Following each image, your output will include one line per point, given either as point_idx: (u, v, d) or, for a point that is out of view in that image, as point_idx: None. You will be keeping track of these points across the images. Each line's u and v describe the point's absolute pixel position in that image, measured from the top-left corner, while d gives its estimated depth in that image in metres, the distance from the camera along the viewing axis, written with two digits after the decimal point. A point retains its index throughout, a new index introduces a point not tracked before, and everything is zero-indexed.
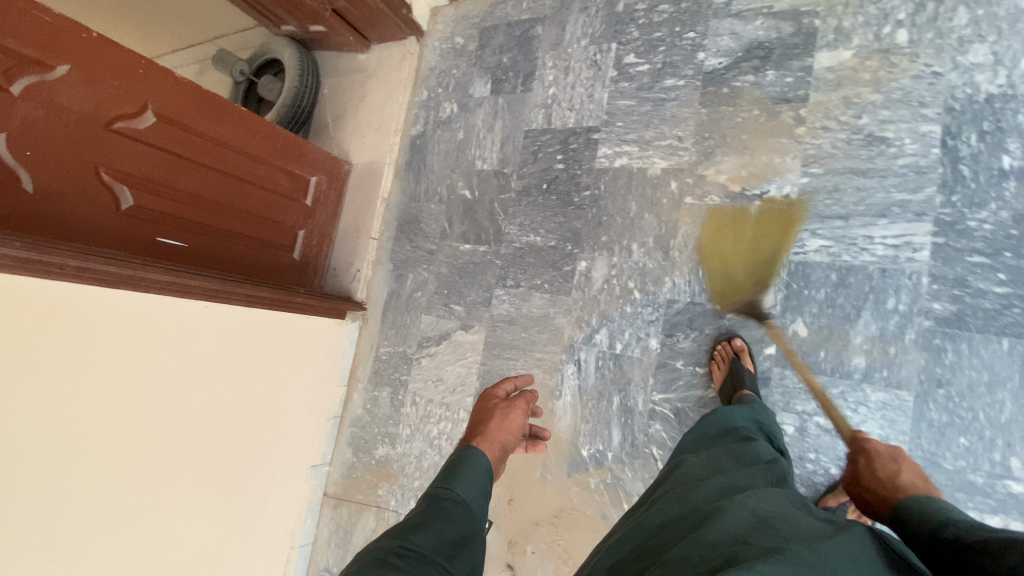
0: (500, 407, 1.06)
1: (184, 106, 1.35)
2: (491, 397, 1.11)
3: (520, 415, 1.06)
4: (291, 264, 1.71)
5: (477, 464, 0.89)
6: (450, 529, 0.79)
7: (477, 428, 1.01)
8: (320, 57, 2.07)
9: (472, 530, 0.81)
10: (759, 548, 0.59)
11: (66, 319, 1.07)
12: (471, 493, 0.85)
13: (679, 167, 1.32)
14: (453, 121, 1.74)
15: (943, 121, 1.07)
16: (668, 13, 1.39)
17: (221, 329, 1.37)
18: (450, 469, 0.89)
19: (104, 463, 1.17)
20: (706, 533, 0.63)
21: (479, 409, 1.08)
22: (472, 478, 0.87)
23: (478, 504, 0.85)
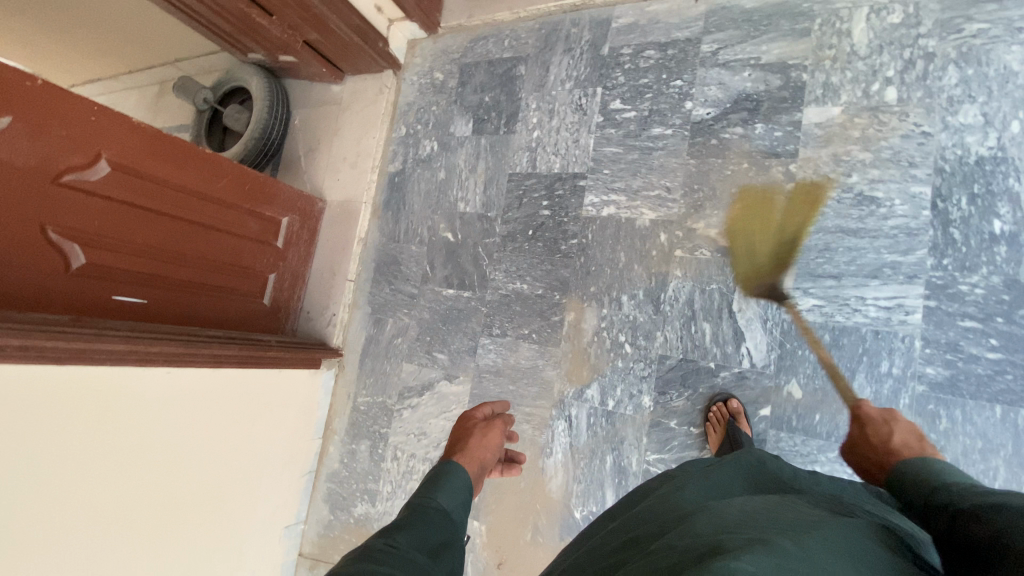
0: (479, 424, 1.11)
1: (142, 154, 1.25)
2: (469, 417, 1.15)
3: (497, 435, 1.10)
4: (261, 310, 1.62)
5: (459, 477, 0.88)
6: (431, 533, 0.75)
7: (455, 447, 1.04)
8: (291, 86, 1.98)
9: (453, 540, 0.78)
10: (744, 537, 0.54)
11: (11, 401, 0.97)
12: (452, 504, 0.83)
13: (669, 219, 1.30)
14: (433, 160, 1.68)
15: (933, 182, 1.07)
16: (654, 59, 1.37)
17: (185, 394, 1.27)
18: (433, 479, 0.87)
19: (57, 556, 1.06)
20: (691, 526, 0.59)
21: (456, 431, 1.11)
22: (454, 488, 0.85)
23: (458, 515, 0.83)
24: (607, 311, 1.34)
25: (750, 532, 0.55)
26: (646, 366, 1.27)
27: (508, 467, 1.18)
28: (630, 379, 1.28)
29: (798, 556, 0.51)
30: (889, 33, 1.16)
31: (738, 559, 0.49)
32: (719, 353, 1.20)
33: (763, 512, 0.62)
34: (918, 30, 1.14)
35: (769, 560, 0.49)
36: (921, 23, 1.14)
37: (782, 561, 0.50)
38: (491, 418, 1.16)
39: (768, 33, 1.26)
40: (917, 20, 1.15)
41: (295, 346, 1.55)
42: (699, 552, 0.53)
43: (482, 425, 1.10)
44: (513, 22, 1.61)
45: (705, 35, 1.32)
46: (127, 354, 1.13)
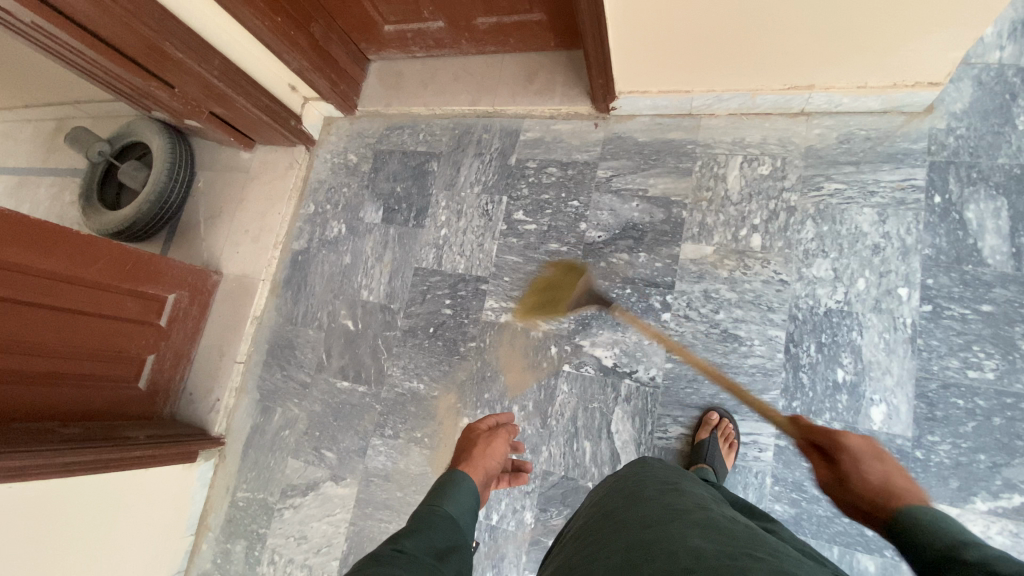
0: (483, 434, 1.07)
1: (4, 242, 1.14)
2: (473, 427, 1.12)
3: (503, 443, 1.06)
4: (135, 395, 1.50)
5: (468, 485, 0.90)
6: (439, 538, 0.77)
7: (459, 459, 1.01)
8: (198, 146, 1.89)
9: (460, 542, 0.80)
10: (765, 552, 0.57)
11: None
12: (459, 510, 0.85)
13: (560, 333, 1.34)
14: (340, 243, 1.66)
15: (787, 328, 1.18)
16: (555, 176, 1.44)
17: (25, 508, 1.16)
18: (442, 486, 0.89)
19: None
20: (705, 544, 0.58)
21: (460, 442, 1.08)
22: (461, 495, 0.87)
23: (465, 520, 0.85)
24: None
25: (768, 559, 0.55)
26: (530, 482, 1.28)
27: (515, 477, 1.18)
28: (514, 494, 1.29)
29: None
30: (758, 182, 1.29)
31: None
32: (597, 474, 1.24)
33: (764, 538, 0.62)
34: (782, 183, 1.27)
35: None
36: (786, 177, 1.27)
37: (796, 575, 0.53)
38: (496, 427, 1.14)
39: (656, 168, 1.36)
40: (782, 174, 1.28)
41: (167, 440, 1.44)
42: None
43: (485, 435, 1.07)
44: (429, 118, 1.65)
45: (601, 160, 1.41)
46: None
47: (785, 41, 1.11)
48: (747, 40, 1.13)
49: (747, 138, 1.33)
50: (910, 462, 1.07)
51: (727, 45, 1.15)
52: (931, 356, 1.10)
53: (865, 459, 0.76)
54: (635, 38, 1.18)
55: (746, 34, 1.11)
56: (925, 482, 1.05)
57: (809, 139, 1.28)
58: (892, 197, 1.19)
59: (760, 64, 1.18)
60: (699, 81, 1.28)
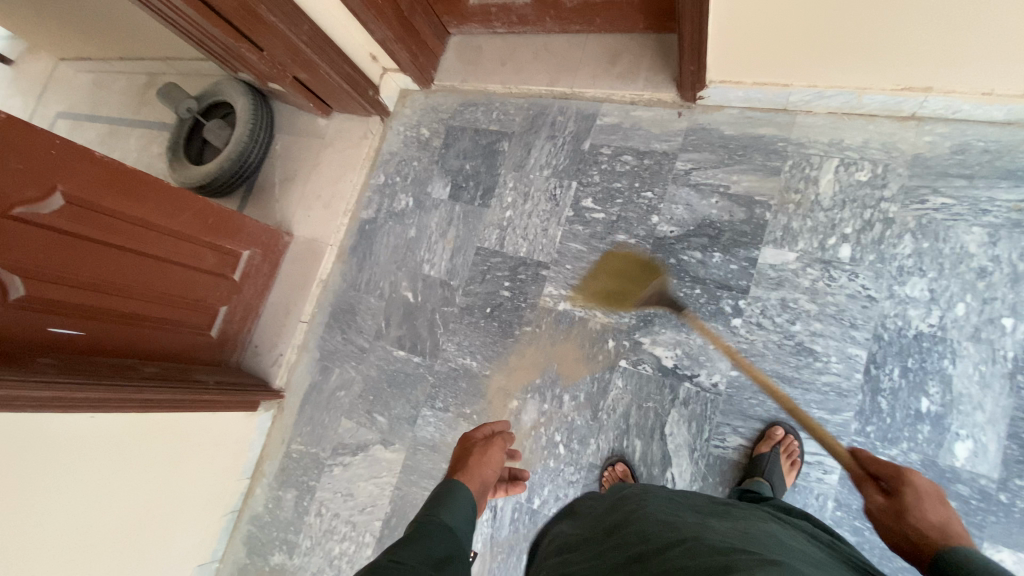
0: (480, 442, 1.02)
1: (102, 188, 1.23)
2: (469, 435, 1.07)
3: (500, 452, 1.02)
4: (207, 342, 1.60)
5: (464, 496, 0.88)
6: (437, 547, 0.79)
7: (455, 467, 0.97)
8: (278, 109, 1.95)
9: (457, 553, 0.81)
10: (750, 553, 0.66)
11: None
12: (456, 519, 0.85)
13: (619, 327, 1.31)
14: (406, 216, 1.68)
15: (870, 347, 1.11)
16: (630, 165, 1.40)
17: (107, 437, 1.26)
18: (439, 494, 0.88)
19: None
20: (701, 543, 0.69)
21: (456, 449, 1.04)
22: (457, 507, 0.86)
23: (463, 531, 0.85)
24: (548, 407, 1.34)
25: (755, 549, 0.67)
26: (575, 472, 1.28)
27: (511, 485, 1.13)
28: (558, 482, 1.29)
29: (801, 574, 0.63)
30: (853, 189, 1.20)
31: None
32: (645, 474, 1.22)
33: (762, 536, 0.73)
34: (881, 192, 1.18)
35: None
36: (886, 185, 1.18)
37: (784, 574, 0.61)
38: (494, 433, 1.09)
39: (741, 164, 1.30)
40: (882, 182, 1.19)
41: (233, 388, 1.52)
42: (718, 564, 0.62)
43: (482, 442, 1.02)
44: (504, 96, 1.63)
45: (681, 152, 1.36)
46: (51, 401, 1.11)
47: (903, 34, 1.01)
48: (860, 29, 1.03)
49: (846, 140, 1.24)
50: (991, 505, 0.99)
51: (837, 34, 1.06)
52: None
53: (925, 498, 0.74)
54: (735, 22, 1.11)
55: (859, 22, 1.01)
56: (1003, 528, 0.98)
57: (917, 146, 1.18)
58: (1008, 218, 1.08)
59: (871, 55, 1.08)
60: (798, 73, 1.19)
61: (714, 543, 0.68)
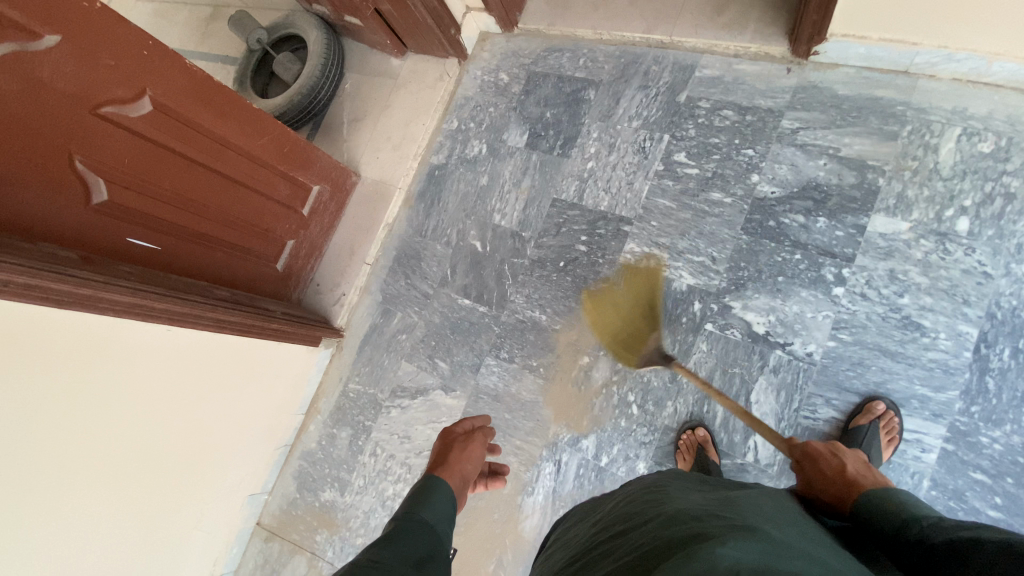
0: (459, 439, 1.01)
1: (189, 98, 1.19)
2: (449, 430, 1.06)
3: (480, 448, 1.01)
4: (273, 275, 1.58)
5: (444, 491, 0.86)
6: (415, 548, 0.75)
7: (436, 464, 0.95)
8: (350, 47, 1.90)
9: (438, 550, 0.79)
10: (731, 524, 0.61)
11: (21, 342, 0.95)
12: (435, 517, 0.82)
13: (707, 289, 1.26)
14: (479, 162, 1.63)
15: (982, 325, 1.05)
16: (731, 120, 1.33)
17: (179, 354, 1.24)
18: (417, 492, 0.86)
19: (34, 498, 1.04)
20: (677, 514, 0.66)
21: (436, 446, 1.03)
22: (439, 504, 0.84)
23: (443, 528, 0.82)
24: (622, 365, 1.31)
25: (737, 518, 0.62)
26: (648, 433, 1.25)
27: (493, 479, 1.12)
28: (629, 441, 1.26)
29: (781, 542, 0.59)
30: (975, 161, 1.12)
31: (723, 545, 0.55)
32: (725, 440, 1.18)
33: (743, 503, 0.69)
34: (1002, 166, 1.10)
35: (755, 546, 0.55)
36: (1011, 158, 1.10)
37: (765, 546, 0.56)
38: (474, 430, 1.07)
39: (854, 126, 1.22)
40: (1007, 155, 1.11)
41: (297, 321, 1.51)
42: (688, 537, 0.59)
43: (462, 438, 1.01)
44: (593, 43, 1.55)
45: (789, 110, 1.28)
46: (130, 308, 1.09)
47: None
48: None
49: (972, 107, 1.15)
50: None
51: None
52: None
53: (820, 457, 0.82)
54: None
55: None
56: None
57: None
58: None
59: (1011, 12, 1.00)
60: (927, 28, 1.09)
61: (689, 513, 0.65)
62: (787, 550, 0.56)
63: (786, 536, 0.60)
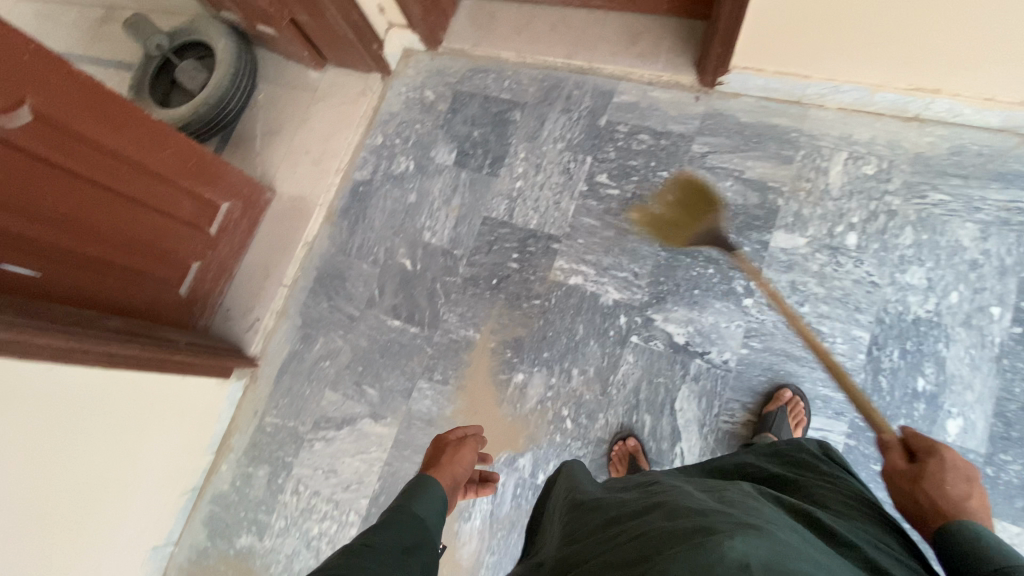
0: (452, 441, 1.05)
1: (76, 108, 1.07)
2: (443, 436, 1.10)
3: (472, 452, 1.05)
4: (175, 301, 1.43)
5: (435, 489, 0.90)
6: (407, 535, 0.80)
7: (426, 466, 1.00)
8: (263, 57, 1.80)
9: (426, 543, 0.82)
10: (733, 521, 0.62)
11: None
12: (428, 512, 0.86)
13: (631, 303, 1.31)
14: (406, 180, 1.59)
15: (872, 330, 1.16)
16: (646, 144, 1.42)
17: (64, 395, 1.08)
18: (410, 487, 0.90)
19: None
20: (682, 510, 0.68)
21: (431, 448, 1.07)
22: (429, 499, 0.88)
23: (433, 522, 0.86)
24: (555, 382, 1.31)
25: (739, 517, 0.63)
26: (583, 447, 1.26)
27: (483, 487, 1.13)
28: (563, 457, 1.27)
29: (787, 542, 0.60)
30: (860, 181, 1.25)
31: (732, 540, 0.57)
32: (655, 449, 1.22)
33: (741, 504, 0.70)
34: (886, 186, 1.24)
35: (763, 543, 0.57)
36: (890, 180, 1.24)
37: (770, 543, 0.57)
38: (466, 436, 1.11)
39: (755, 151, 1.34)
40: (887, 176, 1.24)
41: (205, 350, 1.38)
42: (695, 533, 0.60)
43: (455, 441, 1.05)
44: (518, 65, 1.59)
45: (698, 135, 1.39)
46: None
47: (924, 29, 1.06)
48: (891, 15, 1.06)
49: (855, 134, 1.28)
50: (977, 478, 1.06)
51: (866, 17, 1.08)
52: (1014, 377, 1.09)
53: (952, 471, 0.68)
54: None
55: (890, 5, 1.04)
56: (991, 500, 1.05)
57: (919, 146, 1.24)
58: (997, 216, 1.17)
59: (886, 51, 1.14)
60: (818, 63, 1.23)
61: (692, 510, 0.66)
62: (793, 550, 0.57)
63: (789, 536, 0.61)
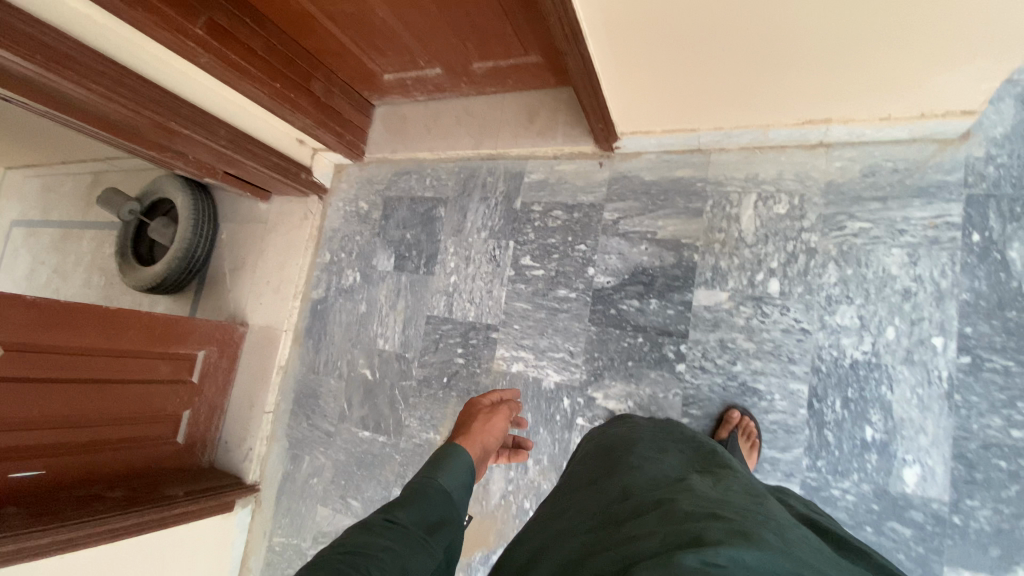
0: (482, 411, 1.04)
1: (35, 329, 1.23)
2: (475, 402, 1.10)
3: (504, 421, 1.04)
4: (174, 449, 1.60)
5: (465, 456, 0.85)
6: (432, 510, 0.72)
7: (458, 433, 0.97)
8: (220, 198, 1.96)
9: (454, 517, 0.75)
10: (726, 527, 0.56)
11: None
12: (454, 484, 0.79)
13: (572, 385, 1.32)
14: (356, 291, 1.67)
15: (810, 381, 1.13)
16: (561, 220, 1.42)
17: (74, 575, 1.24)
18: (436, 457, 0.83)
19: None
20: (675, 508, 0.61)
21: (462, 414, 1.06)
22: (457, 469, 0.81)
23: (461, 496, 0.79)
24: (514, 475, 1.34)
25: (736, 521, 0.57)
26: None
27: (516, 453, 1.23)
28: None
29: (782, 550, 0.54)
30: (774, 223, 1.21)
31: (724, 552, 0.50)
32: None
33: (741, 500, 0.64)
34: (801, 223, 1.19)
35: (758, 554, 0.51)
36: (804, 216, 1.19)
37: (767, 554, 0.51)
38: (498, 404, 1.13)
39: (665, 209, 1.31)
40: (801, 213, 1.19)
41: (206, 493, 1.52)
42: (682, 543, 0.53)
43: (486, 410, 1.05)
44: (435, 162, 1.65)
45: (608, 202, 1.37)
46: (10, 555, 1.10)
47: (801, 69, 0.98)
48: (755, 64, 0.98)
49: (761, 173, 1.24)
50: (946, 528, 1.00)
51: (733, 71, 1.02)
52: (970, 414, 1.01)
53: None
54: (628, 70, 1.07)
55: (746, 57, 0.97)
56: (965, 550, 0.98)
57: (829, 172, 1.18)
58: (924, 236, 1.09)
59: (782, 92, 1.06)
60: (724, 116, 1.17)
61: (684, 508, 0.59)
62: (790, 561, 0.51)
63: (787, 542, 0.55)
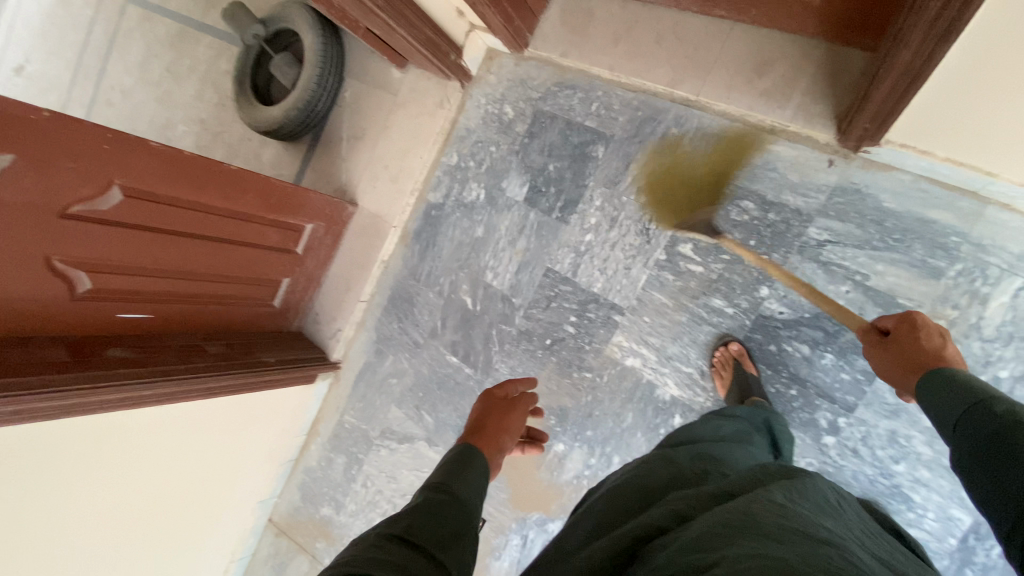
0: (502, 403, 0.95)
1: (157, 178, 1.15)
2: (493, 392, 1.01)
3: (522, 417, 0.94)
4: (270, 312, 1.62)
5: (481, 459, 0.75)
6: (439, 528, 0.60)
7: (478, 425, 0.89)
8: (349, 46, 1.71)
9: (467, 531, 0.63)
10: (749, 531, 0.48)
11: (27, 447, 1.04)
12: (469, 493, 0.69)
13: (691, 405, 1.21)
14: (476, 210, 1.50)
15: (978, 516, 0.98)
16: (750, 216, 1.15)
17: (176, 417, 1.33)
18: (450, 463, 0.74)
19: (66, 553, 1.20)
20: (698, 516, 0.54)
21: (476, 407, 0.95)
22: (472, 476, 0.72)
23: (474, 506, 0.68)
24: (595, 462, 1.30)
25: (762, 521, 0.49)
26: None
27: (530, 446, 1.09)
28: None
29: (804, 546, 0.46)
30: None
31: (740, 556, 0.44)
32: None
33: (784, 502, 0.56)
34: None
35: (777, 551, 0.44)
36: None
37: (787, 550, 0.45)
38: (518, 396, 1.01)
39: (892, 252, 1.03)
40: None
41: (292, 364, 1.56)
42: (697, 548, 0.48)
43: (506, 400, 0.96)
44: (610, 83, 1.33)
45: (820, 216, 1.09)
46: (119, 399, 1.15)
47: None
48: None
49: None
50: None
51: None
52: None
53: None
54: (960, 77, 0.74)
55: None
56: None
57: None
58: None
59: None
60: (1017, 154, 0.79)
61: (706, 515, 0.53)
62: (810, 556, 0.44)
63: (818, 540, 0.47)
